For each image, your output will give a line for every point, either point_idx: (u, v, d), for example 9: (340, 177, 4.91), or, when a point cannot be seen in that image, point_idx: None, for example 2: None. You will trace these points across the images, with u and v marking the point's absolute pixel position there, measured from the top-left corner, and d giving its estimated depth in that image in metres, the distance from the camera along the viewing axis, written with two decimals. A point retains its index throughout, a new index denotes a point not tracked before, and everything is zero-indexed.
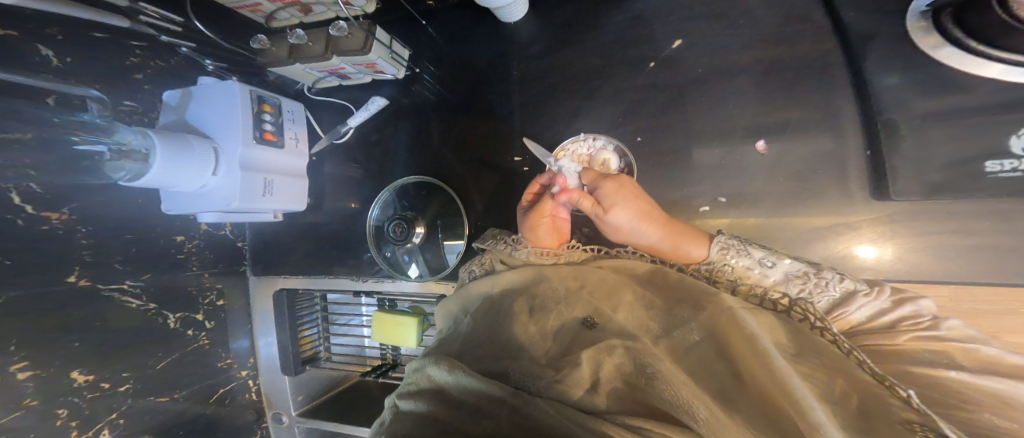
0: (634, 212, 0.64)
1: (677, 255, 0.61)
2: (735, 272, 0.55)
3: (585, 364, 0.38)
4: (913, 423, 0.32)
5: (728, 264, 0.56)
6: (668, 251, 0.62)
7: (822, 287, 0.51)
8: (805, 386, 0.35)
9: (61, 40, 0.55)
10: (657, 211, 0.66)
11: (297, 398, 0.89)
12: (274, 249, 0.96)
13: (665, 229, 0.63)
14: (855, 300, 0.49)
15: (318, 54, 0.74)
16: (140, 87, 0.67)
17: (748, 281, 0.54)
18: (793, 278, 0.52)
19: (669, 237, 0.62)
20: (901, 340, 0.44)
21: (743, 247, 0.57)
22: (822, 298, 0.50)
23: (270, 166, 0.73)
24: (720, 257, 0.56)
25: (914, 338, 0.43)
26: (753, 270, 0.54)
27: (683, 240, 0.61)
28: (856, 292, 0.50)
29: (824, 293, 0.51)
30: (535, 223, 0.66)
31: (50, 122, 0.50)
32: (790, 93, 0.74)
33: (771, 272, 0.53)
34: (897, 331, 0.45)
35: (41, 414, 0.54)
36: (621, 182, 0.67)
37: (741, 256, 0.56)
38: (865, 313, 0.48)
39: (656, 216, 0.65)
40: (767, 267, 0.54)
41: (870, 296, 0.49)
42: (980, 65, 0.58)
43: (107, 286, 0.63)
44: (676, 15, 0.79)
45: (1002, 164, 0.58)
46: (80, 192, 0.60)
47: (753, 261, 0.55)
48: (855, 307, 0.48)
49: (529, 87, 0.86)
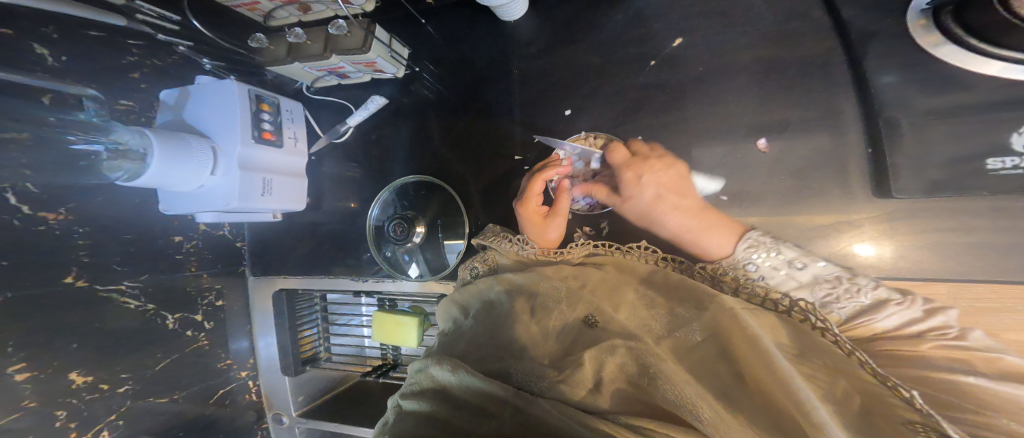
0: (652, 200, 0.68)
1: (695, 247, 0.63)
2: (757, 272, 0.55)
3: (588, 364, 0.38)
4: (915, 423, 0.32)
5: (751, 264, 0.56)
6: (691, 240, 0.63)
7: (852, 293, 0.51)
8: (809, 388, 0.34)
9: (55, 39, 0.54)
10: (689, 202, 0.68)
11: (298, 398, 0.89)
12: (273, 250, 0.96)
13: (687, 214, 0.65)
14: (885, 308, 0.49)
15: (317, 53, 0.74)
16: (138, 87, 0.67)
17: (767, 279, 0.55)
18: (821, 281, 0.53)
19: (695, 227, 0.64)
20: (923, 347, 0.44)
21: (773, 245, 0.57)
22: (850, 304, 0.51)
23: (269, 165, 0.73)
24: (743, 255, 0.57)
25: (936, 345, 0.43)
26: (779, 270, 0.54)
27: (704, 236, 0.61)
28: (888, 300, 0.49)
29: (853, 298, 0.51)
30: (550, 226, 0.69)
31: (44, 122, 0.49)
32: (788, 92, 0.74)
33: (800, 274, 0.54)
34: (921, 339, 0.45)
35: (39, 415, 0.54)
36: (645, 168, 0.70)
37: (768, 255, 0.56)
38: (895, 321, 0.48)
39: (683, 206, 0.67)
40: (796, 269, 0.54)
41: (903, 305, 0.48)
42: (982, 63, 0.57)
43: (106, 287, 0.63)
44: (676, 13, 0.79)
45: (1005, 161, 0.57)
46: (76, 192, 0.59)
47: (782, 262, 0.55)
48: (883, 315, 0.48)
49: (529, 86, 0.86)
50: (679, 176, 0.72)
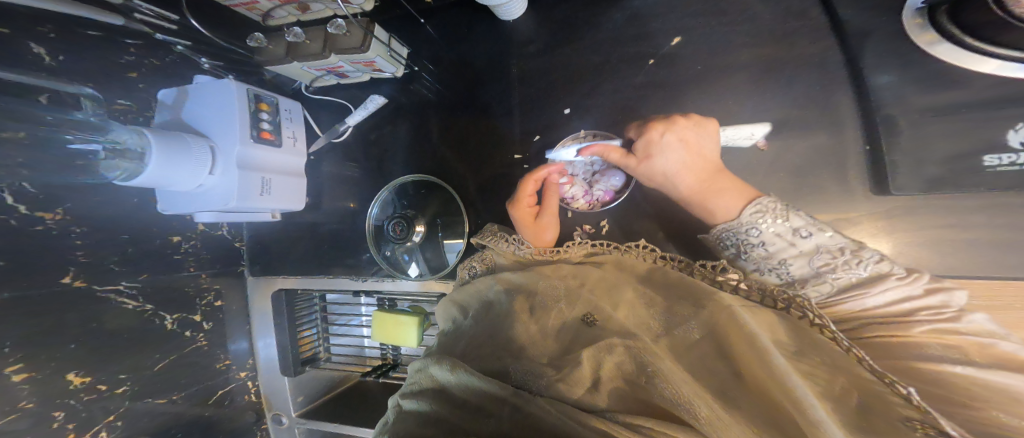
0: (666, 163, 0.66)
1: (704, 209, 0.63)
2: (759, 236, 0.56)
3: (586, 362, 0.38)
4: (914, 421, 0.31)
5: (755, 228, 0.56)
6: (698, 200, 0.64)
7: (852, 264, 0.50)
8: (806, 386, 0.34)
9: (52, 38, 0.54)
10: (706, 162, 0.66)
11: (297, 399, 0.89)
12: (272, 250, 0.96)
13: (700, 178, 0.64)
14: (882, 282, 0.48)
15: (317, 52, 0.74)
16: (136, 87, 0.67)
17: (767, 247, 0.56)
18: (823, 250, 0.52)
19: (705, 186, 0.63)
20: (913, 331, 0.43)
21: (784, 211, 0.55)
22: (845, 275, 0.50)
23: (267, 165, 0.73)
24: (748, 219, 0.57)
25: (929, 329, 0.42)
26: (782, 237, 0.54)
27: (713, 199, 0.62)
28: (889, 275, 0.48)
29: (850, 270, 0.50)
30: (545, 226, 0.70)
31: (41, 120, 0.49)
32: (786, 90, 0.74)
33: (803, 243, 0.53)
34: (910, 322, 0.44)
35: (37, 416, 0.53)
36: (660, 132, 0.66)
37: (775, 221, 0.55)
38: (886, 298, 0.47)
39: (698, 169, 0.65)
40: (799, 237, 0.53)
41: (902, 281, 0.47)
42: (978, 60, 0.58)
43: (103, 287, 0.63)
44: (674, 12, 0.79)
45: (1002, 157, 0.58)
46: (73, 193, 0.59)
47: (787, 229, 0.54)
48: (876, 291, 0.48)
49: (528, 85, 0.86)
50: (700, 132, 0.67)
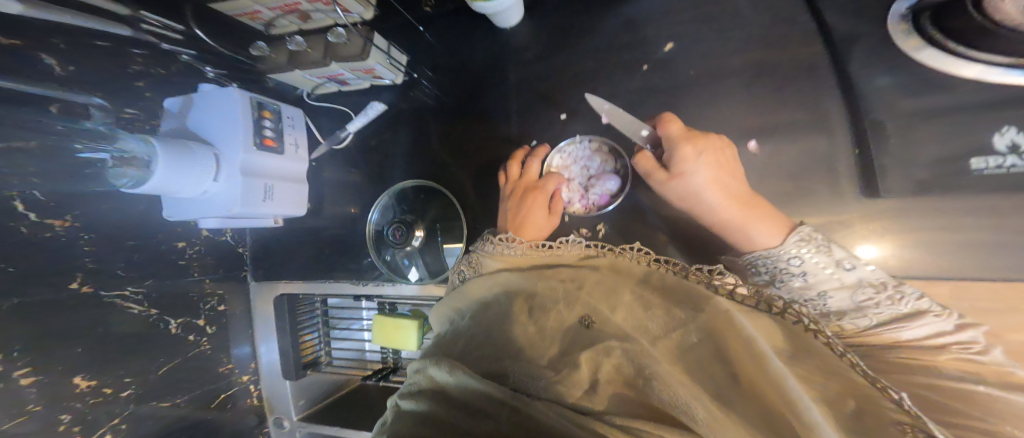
0: (709, 179, 0.64)
1: (742, 236, 0.62)
2: (800, 267, 0.56)
3: (585, 366, 0.39)
4: (902, 423, 0.32)
5: (796, 259, 0.56)
6: (737, 225, 0.62)
7: (894, 300, 0.51)
8: (801, 387, 0.35)
9: (61, 48, 0.54)
10: (740, 186, 0.66)
11: (298, 403, 0.90)
12: (274, 255, 0.97)
13: (738, 200, 0.63)
14: (921, 318, 0.49)
15: (317, 60, 0.77)
16: (143, 94, 0.69)
17: (808, 277, 0.55)
18: (865, 285, 0.53)
19: (744, 211, 0.63)
20: (938, 357, 0.46)
21: (825, 244, 0.56)
22: (887, 310, 0.51)
23: (270, 171, 0.74)
24: (791, 248, 0.57)
25: (951, 356, 0.45)
26: (825, 268, 0.54)
27: (751, 226, 0.61)
28: (926, 312, 0.49)
29: (892, 306, 0.51)
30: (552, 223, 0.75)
31: (54, 130, 0.52)
32: (781, 94, 0.75)
33: (847, 275, 0.53)
34: (934, 346, 0.46)
35: (46, 419, 0.54)
36: (700, 148, 0.65)
37: (819, 252, 0.55)
38: (921, 332, 0.48)
39: (732, 190, 0.64)
40: (843, 270, 0.53)
41: (940, 317, 0.48)
42: (961, 65, 0.58)
43: (112, 292, 0.64)
44: (668, 18, 0.80)
45: (988, 160, 0.58)
46: (80, 199, 0.60)
47: (830, 260, 0.54)
48: (911, 326, 0.49)
49: (526, 90, 0.87)
50: (733, 158, 0.68)
